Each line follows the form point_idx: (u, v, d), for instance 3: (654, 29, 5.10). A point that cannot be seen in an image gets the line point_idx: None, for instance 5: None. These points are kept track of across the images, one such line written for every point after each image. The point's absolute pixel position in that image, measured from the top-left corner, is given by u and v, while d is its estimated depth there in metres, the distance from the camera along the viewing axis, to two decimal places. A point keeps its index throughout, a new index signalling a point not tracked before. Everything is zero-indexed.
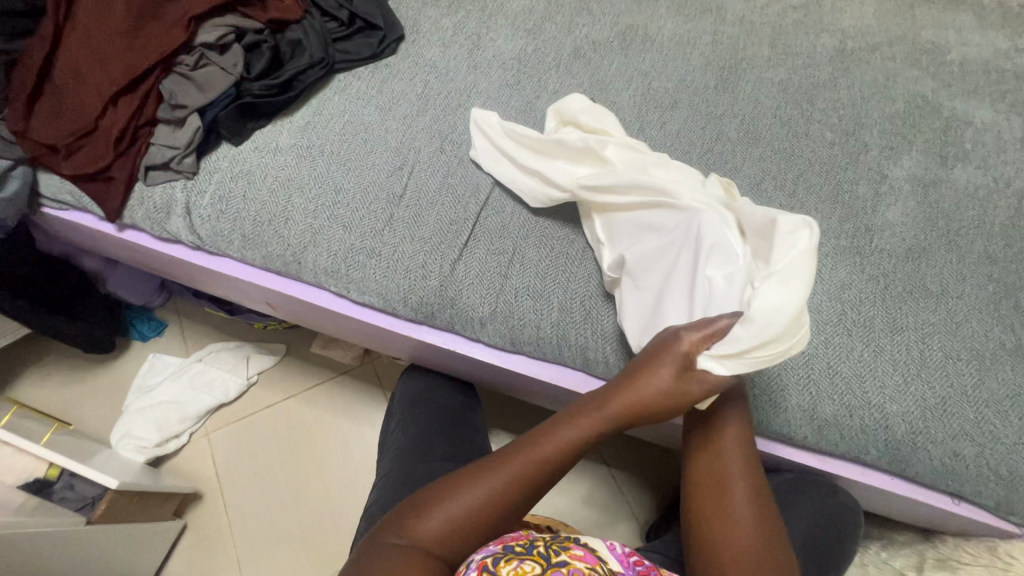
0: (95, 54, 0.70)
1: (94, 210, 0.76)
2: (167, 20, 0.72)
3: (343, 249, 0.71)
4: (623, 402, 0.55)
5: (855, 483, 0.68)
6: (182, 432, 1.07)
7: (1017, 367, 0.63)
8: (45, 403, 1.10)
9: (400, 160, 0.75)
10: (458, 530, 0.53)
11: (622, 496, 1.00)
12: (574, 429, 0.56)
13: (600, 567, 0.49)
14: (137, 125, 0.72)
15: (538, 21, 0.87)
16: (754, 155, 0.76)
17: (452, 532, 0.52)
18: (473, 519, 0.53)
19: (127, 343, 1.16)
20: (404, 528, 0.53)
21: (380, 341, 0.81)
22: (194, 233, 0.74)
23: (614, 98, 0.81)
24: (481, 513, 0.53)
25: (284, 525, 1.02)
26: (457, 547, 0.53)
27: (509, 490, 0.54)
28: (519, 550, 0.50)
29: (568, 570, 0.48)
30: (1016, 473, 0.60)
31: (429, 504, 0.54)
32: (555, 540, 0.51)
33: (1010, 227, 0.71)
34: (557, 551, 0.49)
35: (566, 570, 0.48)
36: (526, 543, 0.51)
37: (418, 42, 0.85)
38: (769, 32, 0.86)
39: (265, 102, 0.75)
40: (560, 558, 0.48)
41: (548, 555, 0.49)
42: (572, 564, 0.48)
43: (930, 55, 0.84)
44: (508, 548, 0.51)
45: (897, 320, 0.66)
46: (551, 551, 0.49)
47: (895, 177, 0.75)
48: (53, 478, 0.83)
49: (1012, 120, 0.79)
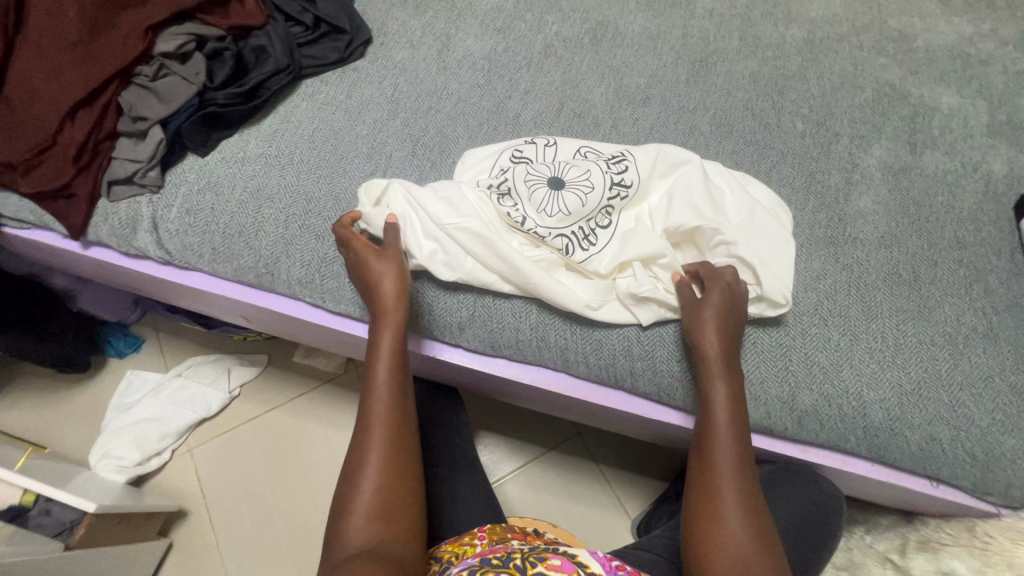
0: (49, 68, 0.68)
1: (56, 228, 0.74)
2: (123, 29, 0.70)
3: (316, 259, 0.69)
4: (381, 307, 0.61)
5: (836, 471, 0.68)
6: (163, 449, 1.05)
7: (988, 349, 0.64)
8: (19, 427, 1.07)
9: (371, 167, 0.74)
10: (385, 513, 0.53)
11: (610, 492, 1.00)
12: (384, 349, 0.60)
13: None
14: (97, 139, 0.70)
15: (507, 20, 0.86)
16: (727, 148, 0.76)
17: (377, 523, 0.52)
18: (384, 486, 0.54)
19: (104, 361, 1.13)
20: (338, 547, 0.51)
21: (359, 349, 0.80)
22: (163, 248, 0.72)
23: (586, 95, 0.80)
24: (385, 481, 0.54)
25: (272, 538, 1.01)
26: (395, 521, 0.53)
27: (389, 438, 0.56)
28: (494, 563, 0.49)
29: None
30: (991, 454, 0.61)
31: (341, 523, 0.53)
32: (532, 552, 0.50)
33: (978, 212, 0.72)
34: (534, 563, 0.49)
35: None
36: (502, 555, 0.50)
37: (387, 44, 0.83)
38: (738, 24, 0.87)
39: (230, 112, 0.73)
40: (536, 570, 0.47)
41: (523, 567, 0.48)
42: None
43: (897, 43, 0.85)
44: (485, 560, 0.50)
45: (871, 309, 0.66)
46: (527, 563, 0.48)
47: (867, 166, 0.75)
48: (28, 504, 0.81)
49: (977, 105, 0.80)
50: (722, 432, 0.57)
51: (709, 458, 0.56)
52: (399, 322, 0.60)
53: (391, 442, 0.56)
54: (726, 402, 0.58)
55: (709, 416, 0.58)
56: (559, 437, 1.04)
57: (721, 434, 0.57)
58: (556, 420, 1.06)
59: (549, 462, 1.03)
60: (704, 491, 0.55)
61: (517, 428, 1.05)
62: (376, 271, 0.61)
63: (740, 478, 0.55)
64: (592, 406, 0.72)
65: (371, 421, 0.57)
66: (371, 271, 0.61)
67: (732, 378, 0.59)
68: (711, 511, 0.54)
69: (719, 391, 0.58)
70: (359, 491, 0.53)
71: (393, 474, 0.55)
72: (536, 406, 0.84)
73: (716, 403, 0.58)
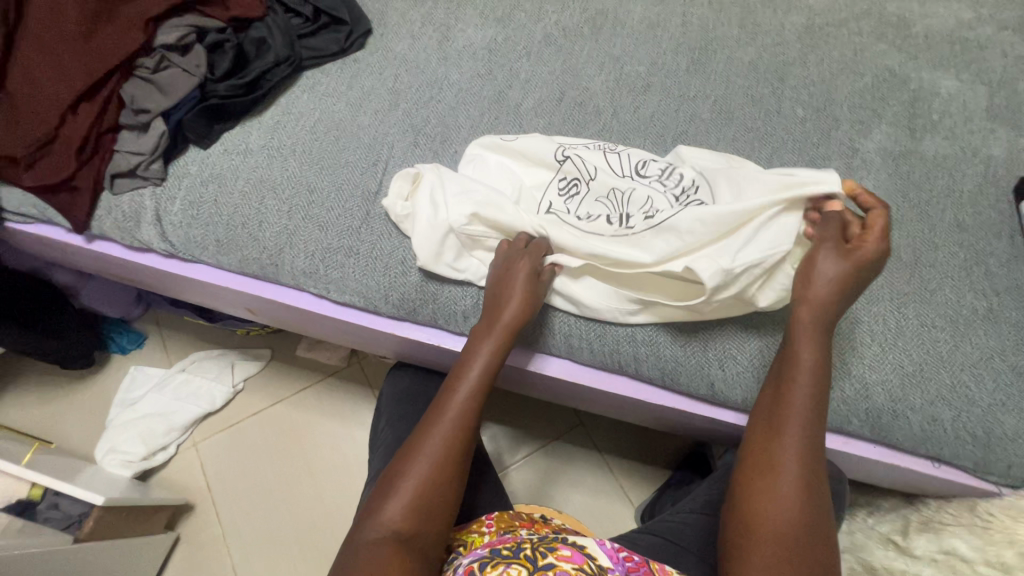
0: (50, 61, 0.68)
1: (59, 222, 0.74)
2: (124, 22, 0.70)
3: (320, 250, 0.69)
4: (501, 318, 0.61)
5: (839, 453, 0.69)
6: (168, 443, 1.05)
7: (989, 331, 0.65)
8: (24, 424, 1.07)
9: (373, 157, 0.74)
10: (425, 510, 0.53)
11: (614, 480, 1.01)
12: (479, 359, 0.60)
13: (589, 566, 0.47)
14: (99, 132, 0.70)
15: (506, 9, 0.86)
16: (728, 135, 0.77)
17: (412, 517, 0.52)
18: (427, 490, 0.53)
19: (107, 357, 1.13)
20: (368, 524, 0.52)
21: (364, 340, 0.80)
22: (166, 241, 0.72)
23: (587, 84, 0.80)
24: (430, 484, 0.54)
25: (279, 530, 1.02)
26: (423, 523, 0.52)
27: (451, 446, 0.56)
28: (505, 555, 0.49)
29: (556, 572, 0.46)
30: (992, 434, 0.61)
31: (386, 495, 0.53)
32: (542, 542, 0.50)
33: (978, 195, 0.73)
34: (543, 554, 0.48)
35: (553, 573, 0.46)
36: (513, 546, 0.50)
37: (386, 35, 0.83)
38: (737, 11, 0.87)
39: (232, 103, 0.73)
40: (546, 561, 0.47)
41: (534, 558, 0.48)
42: (559, 565, 0.46)
43: (896, 29, 0.85)
44: (495, 552, 0.50)
45: (872, 292, 0.67)
46: (538, 554, 0.48)
47: (867, 151, 0.75)
48: (36, 498, 0.81)
49: (976, 89, 0.80)
50: (798, 411, 0.54)
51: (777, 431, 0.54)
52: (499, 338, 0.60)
53: (455, 449, 0.56)
54: (812, 360, 0.55)
55: (790, 373, 0.56)
56: (563, 427, 1.05)
57: (797, 391, 0.55)
58: (559, 410, 1.06)
59: (552, 451, 1.03)
60: (756, 460, 0.54)
61: (520, 417, 1.06)
62: (510, 279, 0.61)
63: (804, 456, 0.53)
64: (597, 393, 0.73)
65: (437, 425, 0.57)
66: (506, 281, 0.61)
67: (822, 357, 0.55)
68: (771, 465, 0.53)
69: (806, 353, 0.55)
70: (397, 487, 0.53)
71: (443, 472, 0.55)
72: (541, 394, 0.85)
73: (801, 354, 0.56)
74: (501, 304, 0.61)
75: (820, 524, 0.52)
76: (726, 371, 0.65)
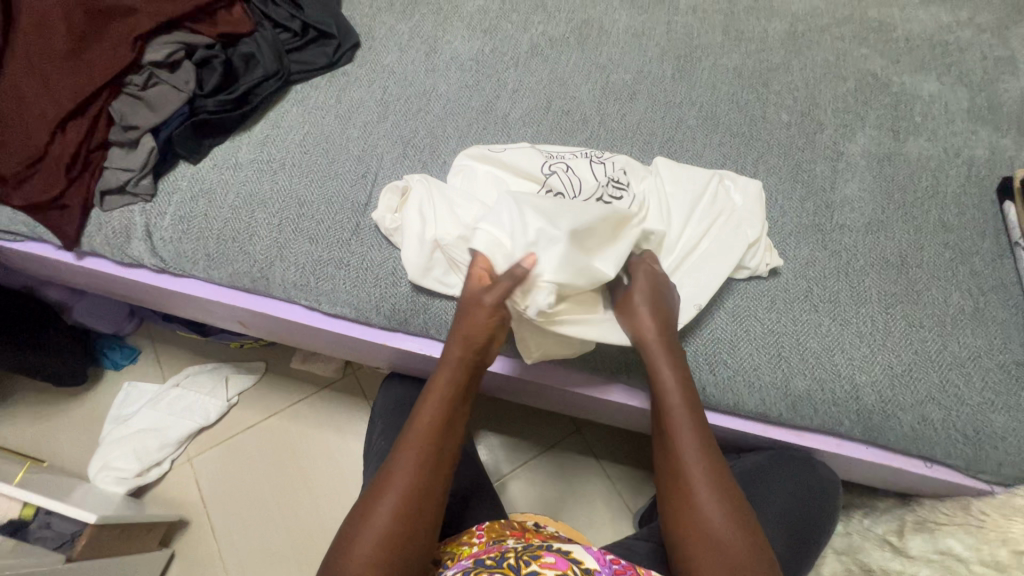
0: (39, 81, 0.69)
1: (49, 239, 0.74)
2: (112, 39, 0.70)
3: (311, 261, 0.70)
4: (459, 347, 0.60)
5: (831, 455, 0.69)
6: (162, 459, 1.05)
7: (976, 329, 0.65)
8: (17, 442, 1.06)
9: (363, 168, 0.74)
10: (396, 550, 0.52)
11: (611, 487, 1.01)
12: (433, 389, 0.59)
13: (573, 571, 0.47)
14: (89, 149, 0.70)
15: (493, 21, 0.87)
16: (713, 141, 0.77)
17: (383, 559, 0.51)
18: (392, 532, 0.52)
19: (101, 374, 1.13)
20: None
21: (357, 351, 0.80)
22: (157, 256, 0.72)
23: (574, 92, 0.81)
24: (398, 526, 0.52)
25: (274, 545, 1.01)
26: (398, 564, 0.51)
27: (413, 487, 0.54)
28: (489, 564, 0.49)
29: None
30: (982, 432, 0.62)
31: (351, 549, 0.52)
32: (526, 549, 0.50)
33: (961, 195, 0.73)
34: (527, 561, 0.48)
35: None
36: (496, 555, 0.50)
37: (374, 48, 0.84)
38: (721, 19, 0.88)
39: (220, 118, 0.74)
40: (529, 569, 0.47)
41: (517, 566, 0.48)
42: (542, 573, 0.47)
43: (878, 33, 0.87)
44: (478, 562, 0.50)
45: (860, 293, 0.67)
46: (521, 562, 0.48)
47: (851, 154, 0.76)
48: (28, 518, 0.80)
49: (958, 91, 0.81)
50: (678, 418, 0.58)
51: (671, 445, 0.58)
52: (461, 362, 0.60)
53: (416, 485, 0.54)
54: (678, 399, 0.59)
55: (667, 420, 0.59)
56: (559, 434, 1.05)
57: (680, 430, 0.58)
58: (554, 417, 1.06)
59: (548, 458, 1.03)
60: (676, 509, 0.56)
61: (515, 425, 1.06)
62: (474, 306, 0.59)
63: (716, 487, 0.55)
64: (589, 399, 0.73)
65: (398, 467, 0.55)
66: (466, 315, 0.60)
67: (679, 377, 0.59)
68: (688, 509, 0.55)
69: (671, 397, 0.59)
70: (363, 535, 0.52)
71: (410, 519, 0.53)
72: (536, 402, 0.85)
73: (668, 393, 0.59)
74: (457, 331, 0.60)
75: (759, 540, 0.53)
76: (716, 375, 0.65)
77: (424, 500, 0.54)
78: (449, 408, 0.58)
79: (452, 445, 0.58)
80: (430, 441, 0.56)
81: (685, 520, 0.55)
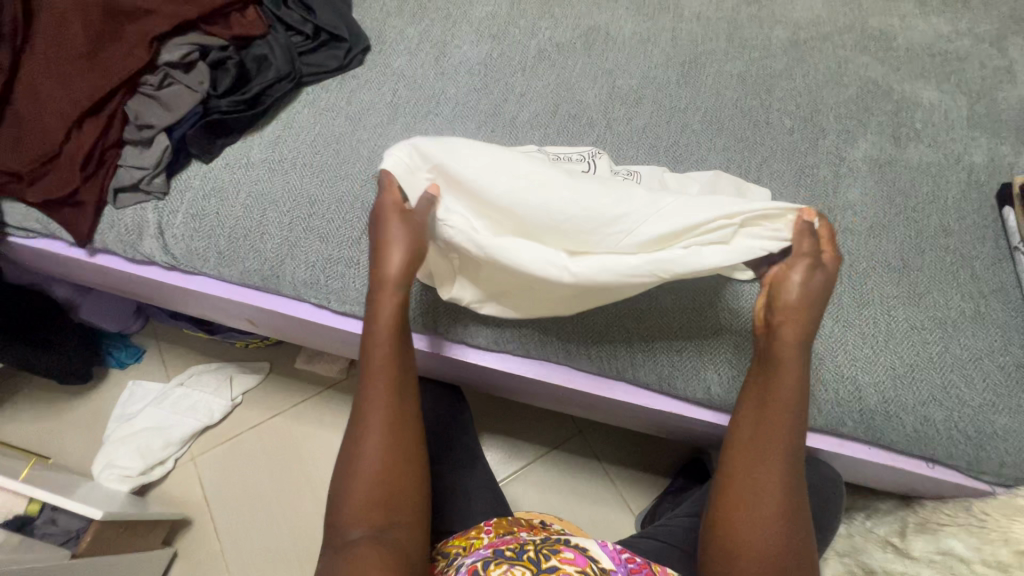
0: (56, 80, 0.70)
1: (62, 236, 0.75)
2: (129, 40, 0.72)
3: (321, 260, 0.71)
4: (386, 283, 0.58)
5: (834, 455, 0.70)
6: (167, 457, 1.05)
7: (977, 332, 0.66)
8: (21, 440, 1.07)
9: (374, 168, 0.75)
10: (386, 491, 0.55)
11: (613, 488, 1.01)
12: (380, 332, 0.59)
13: (591, 569, 0.48)
14: (104, 147, 0.71)
15: (501, 26, 0.88)
16: (718, 145, 0.79)
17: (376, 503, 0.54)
18: (381, 475, 0.55)
19: (105, 372, 1.13)
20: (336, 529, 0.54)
21: (364, 350, 0.81)
22: (169, 254, 0.73)
23: (580, 97, 0.82)
24: (385, 470, 0.55)
25: (277, 544, 1.01)
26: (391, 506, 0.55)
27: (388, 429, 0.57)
28: (508, 555, 0.49)
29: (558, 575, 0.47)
30: (983, 433, 0.63)
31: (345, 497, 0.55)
32: (545, 544, 0.51)
33: (962, 201, 0.75)
34: (547, 556, 0.49)
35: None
36: (516, 547, 0.51)
37: (384, 52, 0.86)
38: (725, 26, 0.89)
39: (233, 118, 0.75)
40: (550, 564, 0.48)
41: (538, 560, 0.48)
42: (562, 568, 0.47)
43: (878, 42, 0.88)
44: (499, 553, 0.50)
45: (863, 295, 0.68)
46: (541, 556, 0.49)
47: (853, 160, 0.78)
48: (34, 514, 0.80)
49: (957, 99, 0.83)
50: (783, 410, 0.56)
51: (761, 430, 0.56)
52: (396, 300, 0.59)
53: (389, 426, 0.57)
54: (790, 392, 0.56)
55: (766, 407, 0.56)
56: (562, 435, 1.05)
57: (776, 421, 0.56)
58: (558, 419, 1.07)
59: (552, 459, 1.04)
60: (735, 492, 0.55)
61: (519, 426, 1.06)
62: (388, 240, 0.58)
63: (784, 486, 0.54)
64: (594, 398, 0.73)
65: (370, 413, 0.57)
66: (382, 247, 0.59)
67: (800, 370, 0.56)
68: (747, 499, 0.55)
69: (785, 389, 0.56)
70: (355, 483, 0.55)
71: (392, 459, 0.56)
72: (542, 402, 0.86)
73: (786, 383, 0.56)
74: (383, 264, 0.58)
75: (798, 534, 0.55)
76: (721, 375, 0.66)
77: (402, 439, 0.57)
78: (397, 346, 0.59)
79: (411, 395, 0.60)
80: (385, 406, 0.57)
81: (737, 506, 0.55)
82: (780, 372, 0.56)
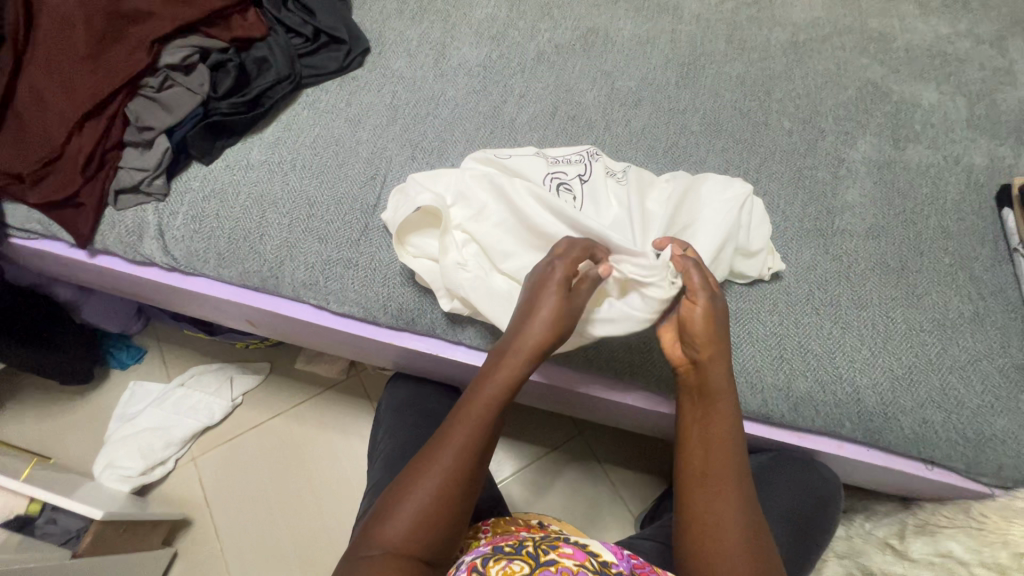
0: (58, 82, 0.70)
1: (62, 237, 0.75)
2: (130, 42, 0.72)
3: (320, 261, 0.71)
4: (528, 338, 0.55)
5: (833, 457, 0.70)
6: (167, 458, 1.05)
7: (975, 333, 0.66)
8: (23, 440, 1.07)
9: (373, 170, 0.76)
10: (433, 526, 0.51)
11: (612, 489, 1.01)
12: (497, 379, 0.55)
13: (590, 563, 0.48)
14: (105, 149, 0.71)
15: (501, 28, 0.89)
16: (716, 147, 0.79)
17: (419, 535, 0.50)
18: (437, 511, 0.51)
19: (107, 373, 1.14)
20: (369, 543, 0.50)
21: (363, 351, 0.81)
22: (169, 255, 0.73)
23: (580, 98, 0.83)
24: (441, 504, 0.51)
25: (277, 545, 1.01)
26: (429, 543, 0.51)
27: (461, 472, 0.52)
28: (507, 551, 0.50)
29: (558, 568, 0.47)
30: (982, 435, 0.62)
31: (390, 518, 0.51)
32: (544, 540, 0.51)
33: (961, 202, 0.75)
34: (546, 550, 0.49)
35: (556, 569, 0.47)
36: (514, 543, 0.51)
37: (384, 53, 0.86)
38: (724, 28, 0.89)
39: (233, 120, 0.75)
40: (548, 558, 0.48)
41: (537, 555, 0.48)
42: (561, 562, 0.48)
43: (878, 43, 0.88)
44: (497, 549, 0.50)
45: (861, 296, 0.68)
46: (540, 551, 0.49)
47: (852, 161, 0.78)
48: (35, 513, 0.81)
49: (957, 101, 0.83)
50: (723, 435, 0.57)
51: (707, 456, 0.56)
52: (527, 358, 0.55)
53: (462, 469, 0.52)
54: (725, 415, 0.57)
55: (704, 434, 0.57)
56: (561, 437, 1.05)
57: (716, 444, 0.56)
58: (557, 420, 1.07)
59: (551, 460, 1.04)
60: (696, 524, 0.54)
61: (518, 427, 1.06)
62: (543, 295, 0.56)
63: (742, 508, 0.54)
64: (592, 399, 0.74)
65: (451, 441, 0.53)
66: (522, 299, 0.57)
67: (725, 392, 0.58)
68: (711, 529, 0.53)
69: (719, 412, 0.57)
70: (408, 504, 0.51)
71: (451, 501, 0.51)
72: (541, 403, 0.86)
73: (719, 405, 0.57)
74: (531, 316, 0.56)
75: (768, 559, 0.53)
76: None
77: (468, 488, 0.53)
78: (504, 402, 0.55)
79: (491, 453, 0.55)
80: (464, 456, 0.53)
81: (703, 538, 0.53)
82: (714, 399, 0.57)
